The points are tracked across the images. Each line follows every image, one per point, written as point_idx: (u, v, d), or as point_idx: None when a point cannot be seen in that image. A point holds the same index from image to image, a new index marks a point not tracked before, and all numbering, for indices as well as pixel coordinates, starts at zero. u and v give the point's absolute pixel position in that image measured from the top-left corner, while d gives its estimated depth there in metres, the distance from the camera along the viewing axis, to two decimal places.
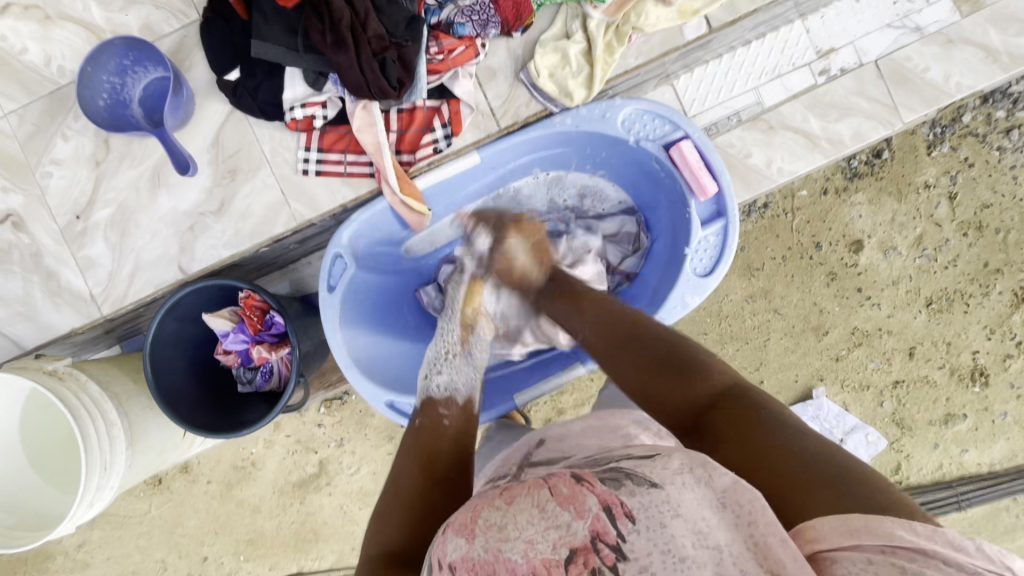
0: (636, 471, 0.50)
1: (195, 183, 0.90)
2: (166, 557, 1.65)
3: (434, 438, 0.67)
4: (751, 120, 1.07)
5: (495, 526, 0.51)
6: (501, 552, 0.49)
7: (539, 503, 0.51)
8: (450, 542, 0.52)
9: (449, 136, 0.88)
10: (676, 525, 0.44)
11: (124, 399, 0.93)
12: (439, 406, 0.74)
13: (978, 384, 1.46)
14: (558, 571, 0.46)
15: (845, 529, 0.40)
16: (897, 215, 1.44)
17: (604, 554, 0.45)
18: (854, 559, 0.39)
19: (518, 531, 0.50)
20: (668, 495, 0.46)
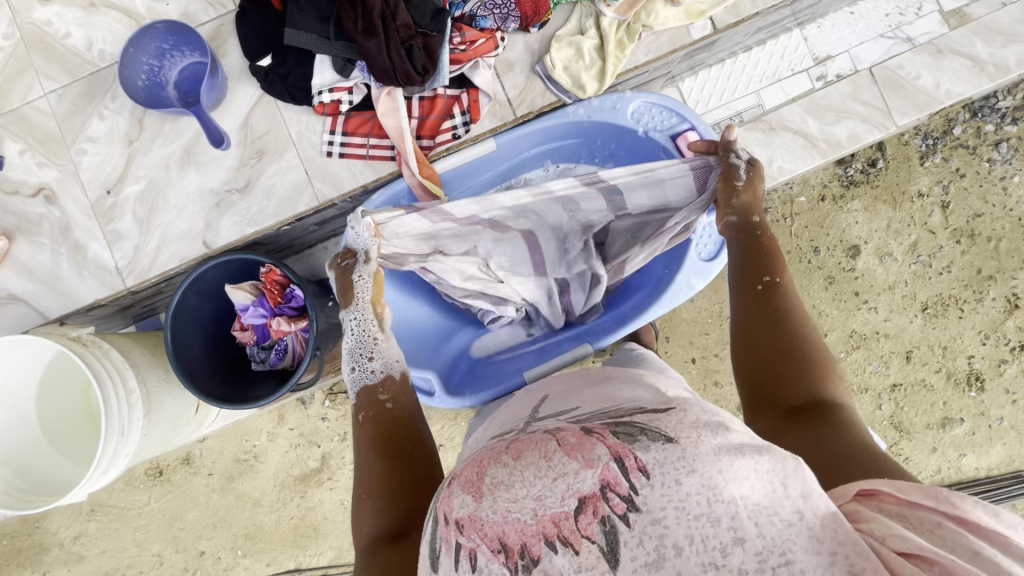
0: (649, 425, 0.49)
1: (224, 162, 0.95)
2: (163, 551, 1.64)
3: (386, 423, 0.67)
4: (753, 121, 1.13)
5: (502, 482, 0.48)
6: (509, 512, 0.46)
7: (545, 455, 0.48)
8: (456, 498, 0.49)
9: (468, 122, 0.94)
10: (690, 482, 0.43)
11: (143, 368, 0.95)
12: (380, 391, 0.69)
13: (975, 389, 1.49)
14: (568, 522, 0.44)
15: (897, 489, 0.45)
16: (892, 223, 1.49)
17: (614, 504, 0.44)
18: (920, 517, 0.42)
19: (526, 487, 0.47)
20: (683, 452, 0.45)
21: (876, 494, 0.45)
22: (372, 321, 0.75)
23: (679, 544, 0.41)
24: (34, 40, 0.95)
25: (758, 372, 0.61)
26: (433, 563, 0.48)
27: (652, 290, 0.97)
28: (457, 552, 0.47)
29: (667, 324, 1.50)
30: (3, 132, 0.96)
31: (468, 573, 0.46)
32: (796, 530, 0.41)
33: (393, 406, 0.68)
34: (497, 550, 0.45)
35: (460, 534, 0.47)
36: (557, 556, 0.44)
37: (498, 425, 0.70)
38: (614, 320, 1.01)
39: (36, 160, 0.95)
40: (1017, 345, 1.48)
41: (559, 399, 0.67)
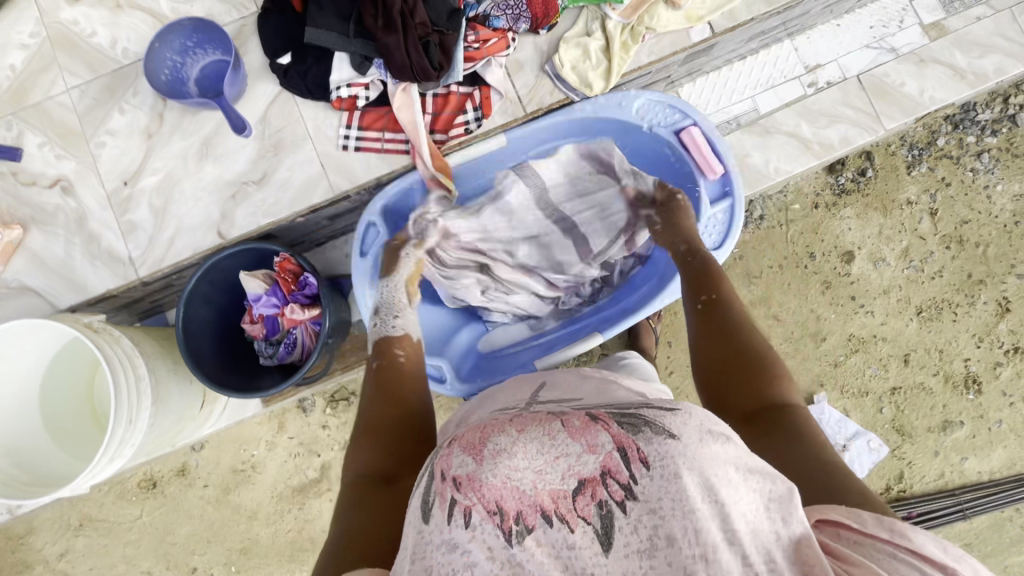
0: (654, 419, 0.48)
1: (241, 155, 0.97)
2: (153, 568, 1.58)
3: (397, 375, 0.69)
4: (749, 125, 1.18)
5: (504, 450, 0.49)
6: (509, 478, 0.47)
7: (549, 435, 0.50)
8: (455, 458, 0.50)
9: (480, 118, 0.97)
10: (690, 476, 0.43)
11: (152, 358, 0.94)
12: (395, 347, 0.73)
13: (973, 392, 1.51)
14: (565, 501, 0.46)
15: (856, 517, 0.45)
16: (884, 229, 1.54)
17: (612, 491, 0.45)
18: (879, 550, 0.43)
19: (527, 459, 0.48)
20: (685, 447, 0.45)
21: (836, 524, 0.45)
22: (400, 292, 0.82)
23: (673, 534, 0.42)
24: (60, 39, 0.99)
25: (713, 384, 0.62)
26: (424, 515, 0.47)
27: (659, 282, 0.99)
28: (451, 507, 0.46)
29: (669, 328, 1.52)
30: (24, 125, 0.98)
31: (461, 528, 0.45)
32: (777, 546, 0.43)
33: (406, 361, 0.72)
34: (492, 511, 0.46)
35: (456, 491, 0.47)
36: (551, 529, 0.45)
37: (494, 401, 0.71)
38: (621, 312, 1.03)
39: (54, 152, 0.97)
40: (1011, 348, 1.51)
41: (560, 389, 0.68)
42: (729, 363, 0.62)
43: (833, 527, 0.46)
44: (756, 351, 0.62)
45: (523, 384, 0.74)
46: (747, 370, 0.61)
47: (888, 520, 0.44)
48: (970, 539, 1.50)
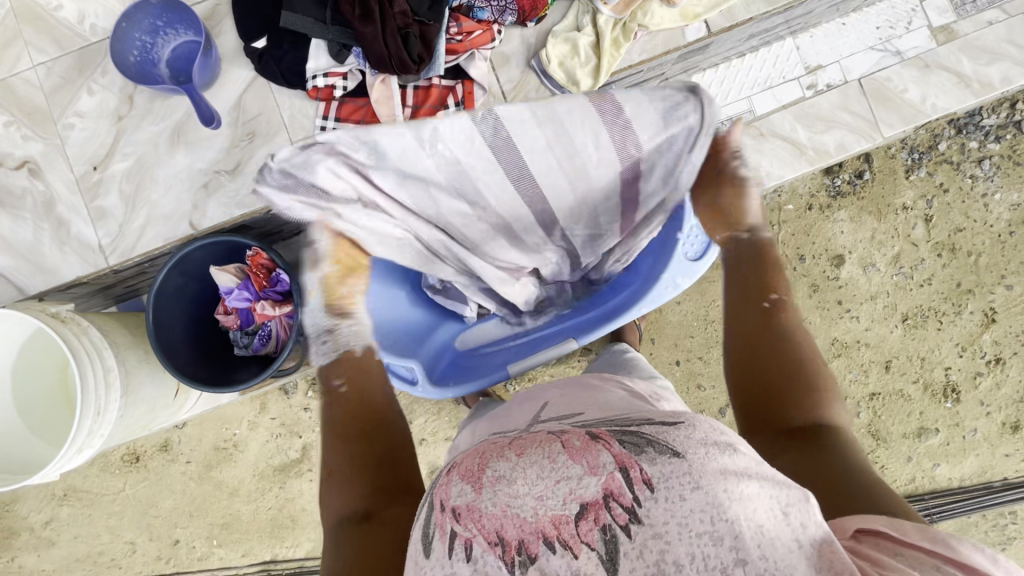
0: (655, 437, 0.51)
1: (214, 142, 0.94)
2: (136, 539, 1.61)
3: (348, 406, 0.69)
4: (743, 126, 1.14)
5: (503, 476, 0.52)
6: (508, 506, 0.49)
7: (550, 458, 0.52)
8: (455, 487, 0.54)
9: (461, 114, 0.94)
10: (695, 497, 0.44)
11: (123, 348, 0.93)
12: (333, 376, 0.71)
13: (951, 400, 1.51)
14: (568, 525, 0.47)
15: (895, 527, 0.45)
16: (877, 234, 1.52)
17: (616, 515, 0.46)
18: (923, 561, 0.42)
19: (528, 485, 0.50)
20: (689, 466, 0.46)
21: (877, 535, 0.46)
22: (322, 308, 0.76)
23: (679, 560, 0.43)
24: (26, 12, 0.94)
25: (758, 393, 0.62)
26: (426, 549, 0.51)
27: (639, 286, 0.98)
28: (452, 540, 0.49)
29: (653, 326, 1.51)
30: None
31: (463, 561, 0.48)
32: (797, 557, 0.42)
33: (350, 387, 0.71)
34: (494, 543, 0.48)
35: (456, 523, 0.50)
36: (555, 556, 0.46)
37: (498, 425, 0.71)
38: (598, 317, 1.01)
39: (21, 132, 0.94)
40: (993, 359, 1.51)
41: (562, 404, 0.68)
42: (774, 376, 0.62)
43: (873, 538, 0.45)
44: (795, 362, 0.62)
45: (522, 404, 0.73)
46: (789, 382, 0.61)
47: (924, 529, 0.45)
48: None
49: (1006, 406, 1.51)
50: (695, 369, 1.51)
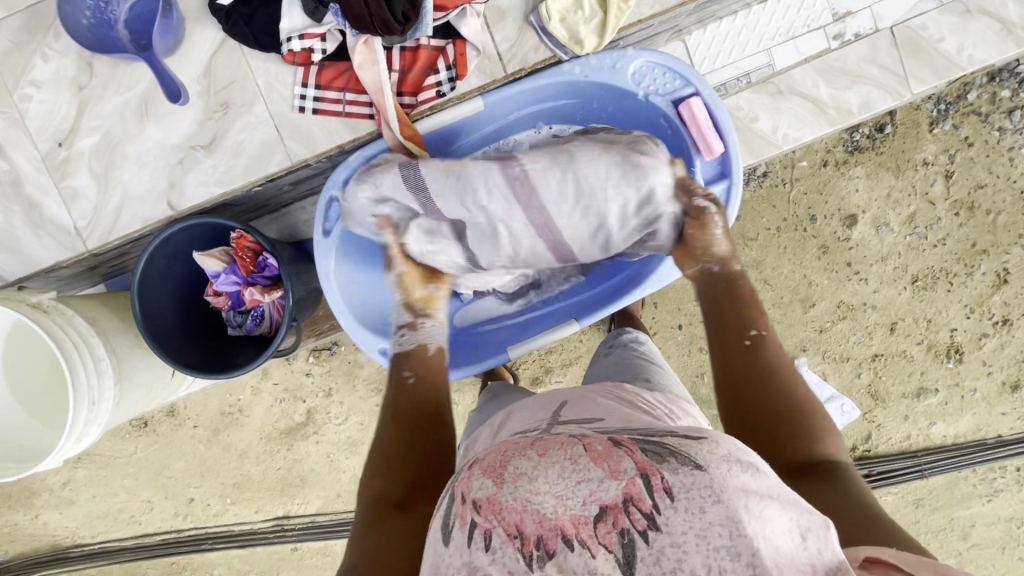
0: (678, 447, 0.51)
1: (185, 114, 0.87)
2: (152, 497, 1.67)
3: (413, 398, 0.70)
4: (761, 83, 1.05)
5: (524, 473, 0.51)
6: (529, 502, 0.49)
7: (573, 461, 0.51)
8: (476, 480, 0.52)
9: (453, 79, 0.86)
10: (715, 510, 0.45)
11: (112, 335, 0.91)
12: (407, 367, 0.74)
13: (953, 361, 1.51)
14: (586, 526, 0.47)
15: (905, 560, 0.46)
16: (894, 191, 1.45)
17: (635, 520, 0.46)
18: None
19: (548, 483, 0.50)
20: (711, 479, 0.47)
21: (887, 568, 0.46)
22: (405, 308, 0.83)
23: (695, 571, 0.44)
24: None
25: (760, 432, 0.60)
26: (445, 538, 0.51)
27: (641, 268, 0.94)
28: (471, 530, 0.49)
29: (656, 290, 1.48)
30: None
31: (481, 551, 0.48)
32: None
33: (418, 384, 0.72)
34: (513, 535, 0.48)
35: (477, 514, 0.50)
36: (573, 553, 0.46)
37: (516, 421, 0.70)
38: (599, 299, 0.98)
39: None
40: (1000, 320, 1.49)
41: (582, 407, 0.67)
42: (783, 404, 0.61)
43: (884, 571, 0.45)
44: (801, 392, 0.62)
45: (546, 399, 0.72)
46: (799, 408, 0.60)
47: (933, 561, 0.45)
48: (924, 495, 1.57)
49: (1008, 366, 1.50)
50: (697, 332, 1.49)
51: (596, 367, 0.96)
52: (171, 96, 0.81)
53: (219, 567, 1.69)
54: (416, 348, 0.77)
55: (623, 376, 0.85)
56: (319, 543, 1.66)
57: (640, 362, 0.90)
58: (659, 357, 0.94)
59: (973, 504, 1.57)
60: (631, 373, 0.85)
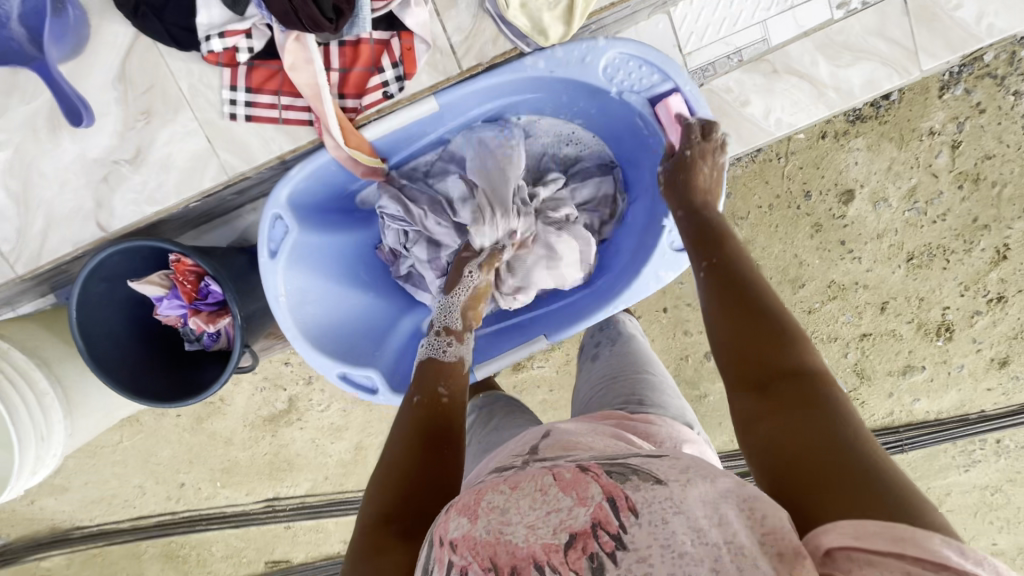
0: (641, 467, 0.47)
1: (103, 125, 0.77)
2: (144, 483, 1.68)
3: (439, 414, 0.65)
4: (754, 61, 0.94)
5: (499, 506, 0.46)
6: (502, 533, 0.44)
7: (542, 489, 0.47)
8: (452, 521, 0.47)
9: (401, 77, 0.77)
10: (676, 521, 0.41)
11: (56, 363, 0.86)
12: (440, 383, 0.69)
13: (942, 339, 1.46)
14: (557, 556, 0.42)
15: (860, 535, 0.38)
16: (895, 164, 1.34)
17: (602, 542, 0.42)
18: (892, 569, 0.37)
19: (519, 514, 0.45)
20: (670, 491, 0.43)
21: (850, 555, 0.38)
22: (454, 316, 0.80)
23: None
24: None
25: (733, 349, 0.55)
26: None
27: (615, 281, 0.89)
28: (448, 570, 0.45)
29: None
30: None
31: None
32: None
33: (451, 400, 0.67)
34: (487, 568, 0.43)
35: (452, 554, 0.45)
36: None
37: (499, 454, 0.65)
38: (572, 313, 0.92)
39: None
40: (995, 297, 1.42)
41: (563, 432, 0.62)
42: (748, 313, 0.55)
43: (839, 564, 0.39)
44: (776, 315, 0.55)
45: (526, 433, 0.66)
46: (768, 328, 0.54)
47: (887, 527, 0.38)
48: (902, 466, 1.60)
49: (998, 343, 1.46)
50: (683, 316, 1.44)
51: (586, 381, 0.83)
52: (71, 119, 0.71)
53: (217, 545, 1.74)
54: (452, 360, 0.74)
55: (610, 405, 0.73)
56: (310, 521, 1.71)
57: (628, 376, 0.77)
58: (653, 360, 0.82)
59: (947, 474, 1.60)
60: (619, 399, 0.74)
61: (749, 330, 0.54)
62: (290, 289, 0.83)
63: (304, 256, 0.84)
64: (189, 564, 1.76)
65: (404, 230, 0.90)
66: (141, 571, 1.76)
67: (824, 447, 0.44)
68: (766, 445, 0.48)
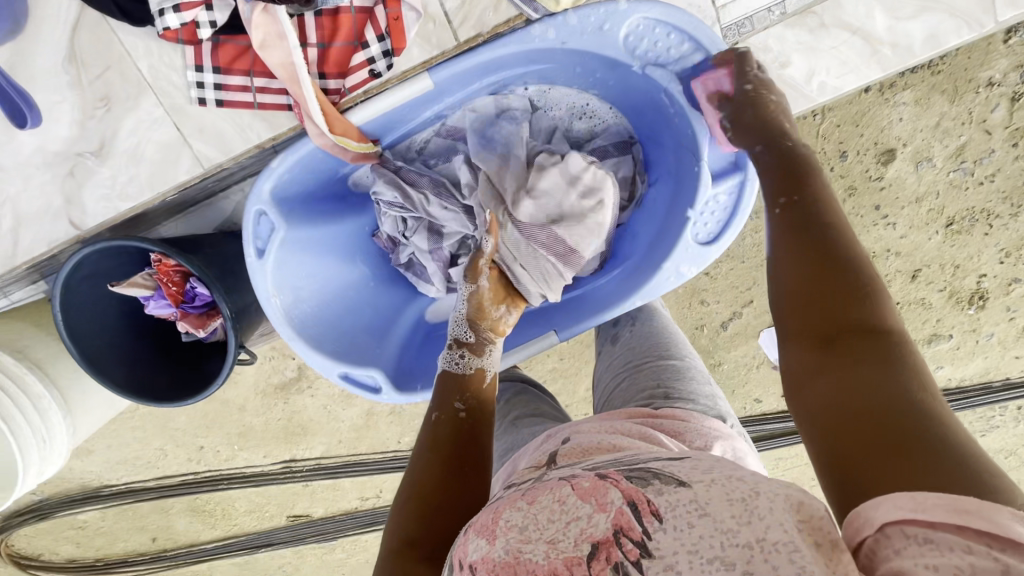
0: (661, 468, 0.40)
1: (60, 115, 0.69)
2: (165, 445, 1.38)
3: (458, 428, 0.59)
4: (798, 14, 0.81)
5: (514, 525, 0.39)
6: (518, 553, 0.36)
7: (559, 499, 0.39)
8: (470, 542, 0.40)
9: (389, 53, 0.68)
10: (704, 523, 0.34)
11: (48, 364, 0.84)
12: (455, 398, 0.63)
13: (974, 307, 1.11)
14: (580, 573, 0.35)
15: (919, 508, 0.32)
16: (944, 120, 0.96)
17: (625, 551, 0.35)
18: (951, 543, 0.30)
19: (531, 527, 0.38)
20: (694, 492, 0.36)
21: (904, 530, 0.32)
22: (464, 325, 0.72)
23: None
24: None
25: (797, 300, 0.47)
26: None
27: (634, 273, 0.81)
28: None
29: None
30: None
31: None
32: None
33: (470, 415, 0.61)
34: None
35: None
36: None
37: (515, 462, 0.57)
38: (590, 305, 0.85)
39: None
40: None
41: (581, 426, 0.55)
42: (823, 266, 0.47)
43: (890, 541, 0.32)
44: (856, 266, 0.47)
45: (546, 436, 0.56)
46: (843, 280, 0.46)
47: (949, 498, 0.32)
48: None
49: None
50: None
51: (608, 368, 0.77)
52: (15, 120, 0.67)
53: (240, 502, 1.46)
54: (473, 372, 0.67)
55: (634, 401, 0.66)
56: (327, 482, 1.44)
57: (652, 365, 0.71)
58: (681, 344, 0.75)
59: None
60: (644, 393, 0.66)
61: (818, 276, 0.47)
62: (282, 283, 0.76)
63: (295, 248, 0.77)
64: (215, 521, 1.48)
65: (403, 217, 0.82)
66: (169, 528, 1.48)
67: (877, 408, 0.39)
68: (820, 405, 0.42)
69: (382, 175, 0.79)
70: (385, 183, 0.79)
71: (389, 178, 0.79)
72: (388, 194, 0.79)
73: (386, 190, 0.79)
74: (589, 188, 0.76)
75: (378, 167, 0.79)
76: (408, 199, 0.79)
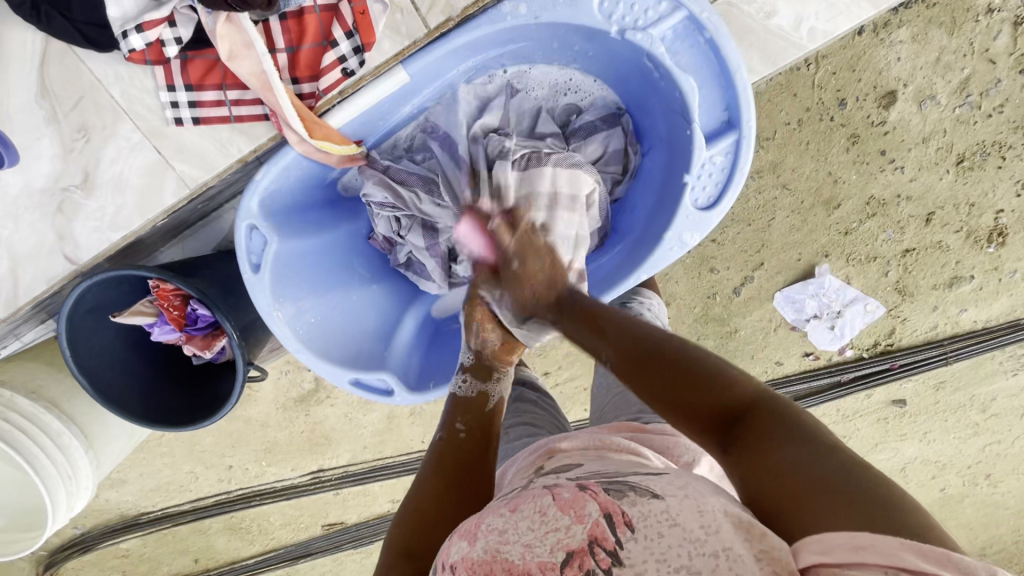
0: (640, 482, 0.38)
1: (40, 151, 0.69)
2: (195, 468, 1.40)
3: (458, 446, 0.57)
4: None
5: (495, 529, 0.38)
6: (498, 552, 0.36)
7: (540, 509, 0.38)
8: (453, 544, 0.39)
9: (359, 49, 0.66)
10: (673, 534, 0.33)
11: (64, 401, 0.85)
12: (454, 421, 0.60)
13: (994, 245, 1.05)
14: None
15: (824, 549, 0.30)
16: (945, 54, 0.92)
17: (598, 559, 0.34)
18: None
19: (509, 531, 0.37)
20: (667, 503, 0.35)
21: None
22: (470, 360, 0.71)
23: None
24: None
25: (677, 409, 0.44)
26: None
27: (636, 248, 0.79)
28: None
29: None
30: None
31: None
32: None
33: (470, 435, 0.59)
34: None
35: None
36: None
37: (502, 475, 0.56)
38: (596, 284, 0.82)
39: None
40: None
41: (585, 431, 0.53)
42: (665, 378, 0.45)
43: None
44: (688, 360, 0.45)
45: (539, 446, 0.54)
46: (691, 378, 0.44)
47: (850, 537, 0.30)
48: None
49: None
50: None
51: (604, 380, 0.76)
52: None
53: (274, 516, 1.47)
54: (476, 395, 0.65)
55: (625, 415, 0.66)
56: (356, 488, 1.44)
57: None
58: None
59: None
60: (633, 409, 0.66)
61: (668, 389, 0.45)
62: (280, 301, 0.76)
63: (289, 262, 0.76)
64: (252, 537, 1.49)
65: (396, 216, 0.81)
66: (210, 548, 1.50)
67: (793, 486, 0.34)
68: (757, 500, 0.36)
69: (371, 177, 0.77)
70: (373, 186, 0.77)
71: (377, 181, 0.77)
72: (378, 196, 0.78)
73: (376, 193, 0.77)
74: (561, 160, 0.75)
75: (365, 171, 0.78)
76: (401, 200, 0.78)
